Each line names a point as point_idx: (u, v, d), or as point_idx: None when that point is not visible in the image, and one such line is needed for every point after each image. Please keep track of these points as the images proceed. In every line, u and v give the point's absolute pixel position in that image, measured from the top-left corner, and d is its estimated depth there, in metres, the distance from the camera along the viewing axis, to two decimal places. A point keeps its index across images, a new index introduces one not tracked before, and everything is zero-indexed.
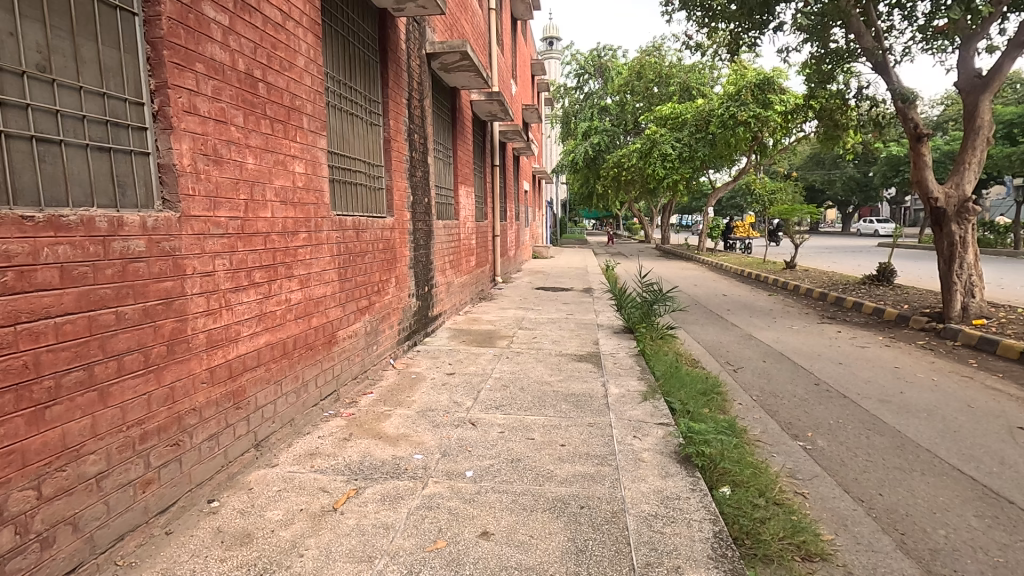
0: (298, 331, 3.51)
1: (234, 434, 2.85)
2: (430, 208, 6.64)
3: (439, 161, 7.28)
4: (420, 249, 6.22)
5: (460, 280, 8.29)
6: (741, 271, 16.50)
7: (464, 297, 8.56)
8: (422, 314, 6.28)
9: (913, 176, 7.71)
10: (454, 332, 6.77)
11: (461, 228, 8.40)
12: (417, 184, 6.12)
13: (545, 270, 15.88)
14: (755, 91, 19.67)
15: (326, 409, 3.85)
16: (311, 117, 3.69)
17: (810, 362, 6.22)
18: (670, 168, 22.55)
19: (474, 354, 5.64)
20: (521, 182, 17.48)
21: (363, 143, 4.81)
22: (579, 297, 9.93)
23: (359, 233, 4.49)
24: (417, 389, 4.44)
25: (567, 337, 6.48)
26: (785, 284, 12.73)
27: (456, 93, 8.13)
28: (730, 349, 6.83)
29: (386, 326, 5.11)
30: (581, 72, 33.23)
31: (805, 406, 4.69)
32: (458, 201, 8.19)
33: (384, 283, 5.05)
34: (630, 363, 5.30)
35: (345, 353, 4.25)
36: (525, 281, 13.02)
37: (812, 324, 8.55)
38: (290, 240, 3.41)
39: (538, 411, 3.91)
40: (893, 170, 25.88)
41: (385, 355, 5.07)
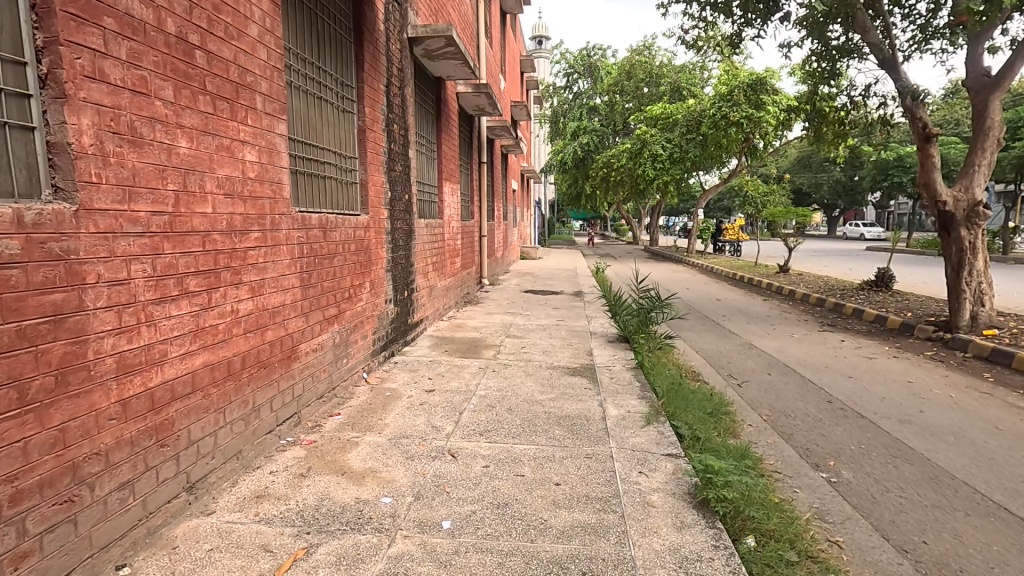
0: (247, 348, 2.98)
1: (156, 478, 2.33)
2: (411, 206, 6.12)
3: (422, 155, 6.76)
4: (399, 251, 5.70)
5: (443, 283, 7.78)
6: (733, 274, 16.17)
7: (448, 302, 8.05)
8: (401, 321, 5.77)
9: (920, 178, 7.34)
10: (436, 340, 6.27)
11: (446, 228, 7.89)
12: (396, 180, 5.60)
13: (534, 272, 15.39)
14: (747, 92, 19.39)
15: (282, 436, 3.33)
16: (266, 96, 3.17)
17: (818, 375, 5.81)
18: (660, 169, 22.21)
19: (457, 366, 5.14)
20: (510, 182, 16.99)
21: (334, 131, 4.28)
22: (569, 301, 9.46)
23: (327, 233, 3.96)
24: (391, 410, 3.93)
25: (558, 346, 6.01)
26: (780, 289, 12.40)
27: (441, 83, 7.61)
28: (731, 359, 6.40)
29: (359, 336, 4.59)
30: (570, 71, 32.83)
31: (822, 428, 4.25)
32: (442, 199, 7.68)
33: (356, 288, 4.53)
34: (628, 378, 4.84)
35: (309, 370, 3.72)
36: (513, 283, 12.53)
37: (813, 332, 8.17)
38: (237, 241, 2.88)
39: (527, 438, 3.43)
40: (882, 174, 25.82)
41: (357, 369, 4.55)
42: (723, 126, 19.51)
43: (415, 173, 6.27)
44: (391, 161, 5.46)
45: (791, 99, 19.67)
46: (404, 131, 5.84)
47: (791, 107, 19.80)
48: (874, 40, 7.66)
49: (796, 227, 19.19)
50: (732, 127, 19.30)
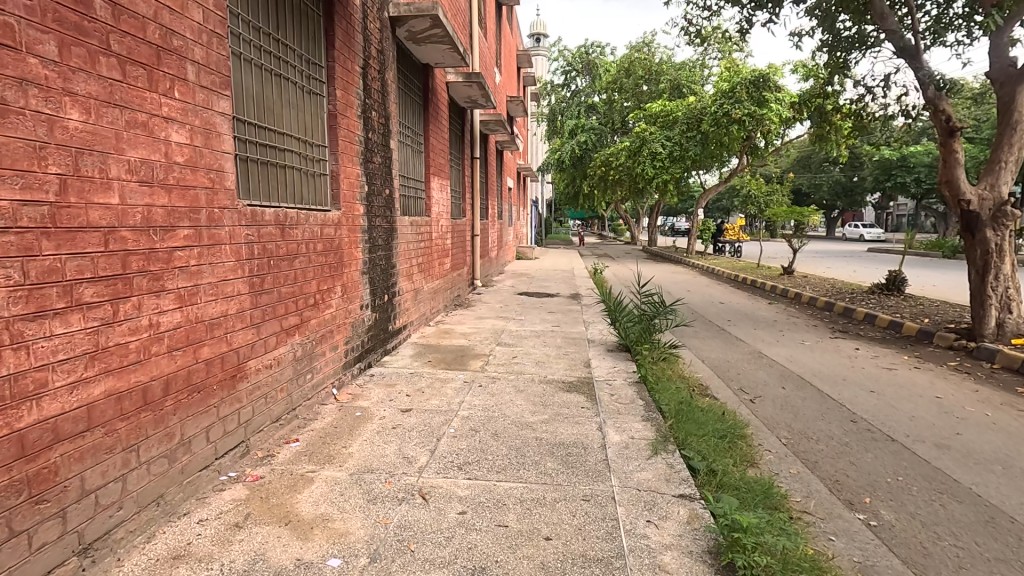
0: (172, 369, 2.45)
1: (29, 544, 1.81)
2: (393, 202, 5.60)
3: (406, 147, 6.24)
4: (378, 251, 5.18)
5: (431, 286, 7.26)
6: (735, 275, 15.68)
7: (436, 305, 7.54)
8: (380, 328, 5.25)
9: (941, 175, 6.86)
10: (420, 349, 5.75)
11: (433, 226, 7.36)
12: (375, 172, 5.09)
13: (530, 272, 14.86)
14: (750, 88, 18.91)
15: (222, 472, 2.80)
16: (201, 66, 2.64)
17: (836, 388, 5.31)
18: (660, 167, 21.70)
19: (439, 380, 4.62)
20: (505, 179, 16.44)
21: (297, 114, 3.75)
22: (565, 305, 8.94)
23: (286, 231, 3.44)
24: (358, 436, 3.41)
25: (552, 356, 5.50)
26: (785, 292, 11.89)
27: (428, 71, 7.09)
28: (741, 371, 5.89)
29: (327, 348, 4.07)
30: (568, 68, 32.33)
31: (850, 455, 3.75)
32: (430, 196, 7.16)
33: (324, 293, 4.00)
34: (630, 395, 4.33)
35: (261, 390, 3.19)
36: (507, 284, 11.99)
37: (825, 340, 7.67)
38: (157, 239, 2.35)
39: (513, 474, 2.92)
40: (885, 175, 25.32)
41: (325, 385, 4.03)
42: (725, 123, 19.02)
43: (397, 166, 5.75)
44: (369, 151, 4.94)
45: (794, 96, 19.20)
46: (384, 119, 5.32)
47: (795, 105, 19.33)
48: (892, 28, 7.17)
49: (798, 227, 18.72)
50: (734, 124, 18.82)
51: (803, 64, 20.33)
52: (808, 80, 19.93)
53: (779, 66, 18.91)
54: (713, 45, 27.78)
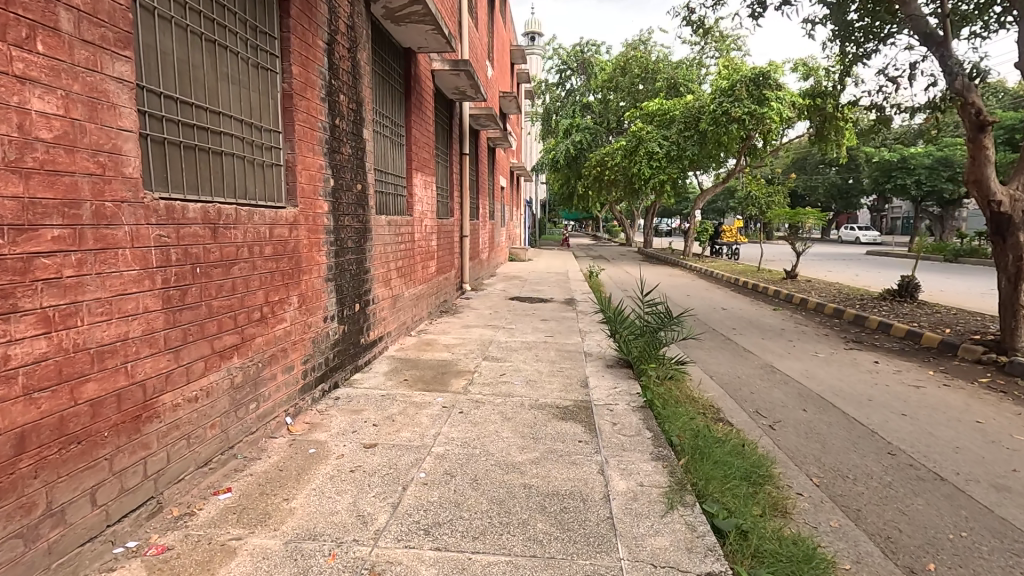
0: (35, 418, 1.83)
1: None
2: (367, 199, 4.98)
3: (382, 138, 5.60)
4: (347, 255, 4.55)
5: (412, 291, 6.63)
6: (735, 278, 15.13)
7: (419, 313, 6.92)
8: (349, 342, 4.62)
9: (970, 173, 6.30)
10: (397, 364, 5.12)
11: (416, 226, 6.74)
12: (343, 165, 4.46)
13: (522, 275, 14.23)
14: (750, 86, 18.38)
15: (118, 541, 2.18)
16: (84, 14, 2.01)
17: (864, 411, 4.73)
18: (656, 167, 21.14)
19: (413, 405, 4.00)
20: (498, 178, 15.85)
21: (236, 90, 3.12)
22: (559, 312, 8.33)
23: (218, 230, 2.81)
24: (307, 483, 2.78)
25: (544, 373, 4.89)
26: (790, 297, 11.35)
27: (411, 56, 6.46)
28: (755, 388, 5.31)
29: (277, 369, 3.43)
30: (563, 67, 31.77)
31: (896, 501, 3.15)
32: (411, 192, 6.53)
33: (273, 304, 3.37)
34: (635, 425, 3.73)
35: (181, 430, 2.56)
36: (498, 288, 11.38)
37: (840, 351, 7.10)
38: (3, 241, 1.73)
39: (495, 542, 2.30)
40: (884, 176, 24.80)
41: (275, 412, 3.40)
42: (724, 122, 18.49)
43: (372, 159, 5.12)
44: (336, 140, 4.31)
45: (795, 95, 18.72)
46: (356, 105, 4.69)
47: (795, 104, 18.85)
48: (914, 14, 6.61)
49: (798, 230, 18.22)
50: (733, 123, 18.29)
51: (804, 63, 19.86)
52: (808, 79, 19.46)
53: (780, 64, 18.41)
54: (710, 44, 27.33)
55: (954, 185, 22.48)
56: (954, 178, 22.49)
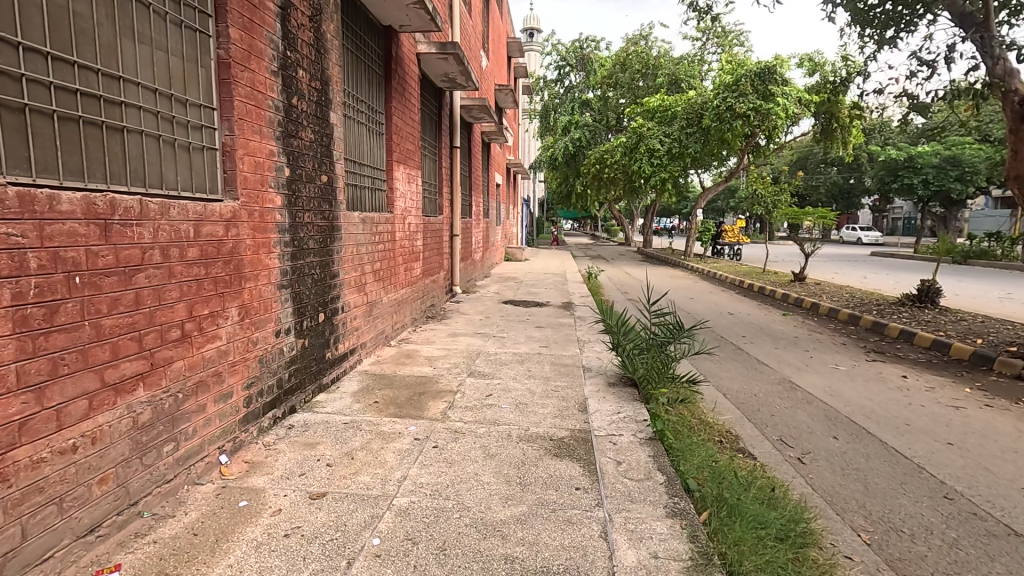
0: None
1: None
2: (335, 193, 4.36)
3: (356, 125, 4.97)
4: (308, 257, 3.91)
5: (393, 297, 6.00)
6: (740, 280, 14.52)
7: (401, 320, 6.29)
8: (310, 358, 3.99)
9: (1010, 168, 5.70)
10: (369, 382, 4.50)
11: (398, 225, 6.13)
12: (304, 153, 3.83)
13: (518, 276, 13.58)
14: (755, 81, 17.74)
15: None
16: None
17: (904, 439, 4.12)
18: (657, 165, 20.50)
19: (380, 436, 3.37)
20: (493, 175, 15.22)
21: (150, 54, 2.50)
22: (556, 318, 7.70)
23: (111, 227, 2.17)
24: (224, 554, 2.16)
25: (537, 394, 4.27)
26: (800, 302, 10.74)
27: (392, 36, 5.84)
28: (775, 409, 4.70)
29: (207, 398, 2.80)
30: (562, 63, 31.16)
31: (969, 568, 2.54)
32: (392, 187, 5.91)
33: (200, 320, 2.73)
34: (643, 463, 3.12)
35: (47, 493, 1.94)
36: (492, 290, 10.76)
37: (862, 363, 6.48)
38: None
39: None
40: (891, 175, 24.02)
41: (202, 451, 2.77)
42: (728, 118, 17.87)
43: (341, 147, 4.49)
44: (294, 123, 3.68)
45: (801, 92, 18.10)
46: (321, 85, 4.07)
47: (801, 100, 18.23)
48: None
49: (803, 230, 17.61)
50: (738, 120, 17.65)
51: (810, 58, 19.24)
52: (815, 75, 18.86)
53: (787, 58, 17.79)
54: (712, 40, 26.71)
55: (961, 185, 21.91)
56: (962, 177, 21.94)
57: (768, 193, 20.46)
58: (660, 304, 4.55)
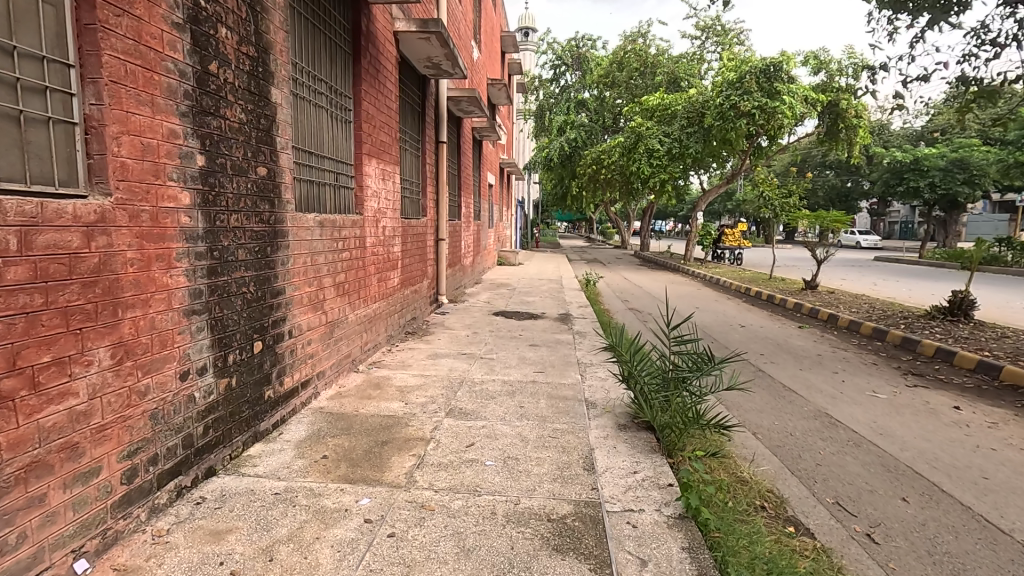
0: None
1: None
2: (279, 190, 3.48)
3: (313, 109, 4.10)
4: (236, 272, 3.03)
5: (362, 313, 5.13)
6: (746, 287, 13.73)
7: (372, 339, 5.42)
8: (240, 401, 3.11)
9: None
10: (321, 426, 3.61)
11: (370, 229, 5.26)
12: (230, 136, 2.95)
13: (511, 282, 12.69)
14: (760, 78, 16.98)
15: None
16: None
17: (994, 502, 3.27)
18: (656, 165, 19.69)
19: (317, 519, 2.49)
20: (485, 175, 14.36)
21: None
22: (552, 334, 6.85)
23: None
24: None
25: (530, 442, 3.41)
26: (816, 313, 9.95)
27: (363, 7, 4.97)
28: (821, 457, 3.85)
29: (49, 485, 1.92)
30: (557, 62, 30.40)
31: None
32: (361, 184, 5.04)
33: (34, 372, 1.85)
34: (677, 562, 2.26)
35: None
36: (482, 299, 9.88)
37: (903, 389, 5.67)
38: None
39: None
40: (895, 178, 23.35)
41: (37, 564, 1.89)
42: (731, 117, 17.08)
43: (290, 133, 3.62)
44: (212, 96, 2.80)
45: (807, 90, 17.37)
46: (256, 51, 3.19)
47: (807, 99, 17.51)
48: None
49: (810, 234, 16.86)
50: (742, 118, 16.87)
51: (816, 56, 18.52)
52: (820, 73, 18.16)
53: (793, 55, 17.04)
54: (712, 39, 26.03)
55: (969, 188, 21.34)
56: (970, 180, 21.37)
57: (776, 196, 18.70)
58: (681, 325, 3.66)
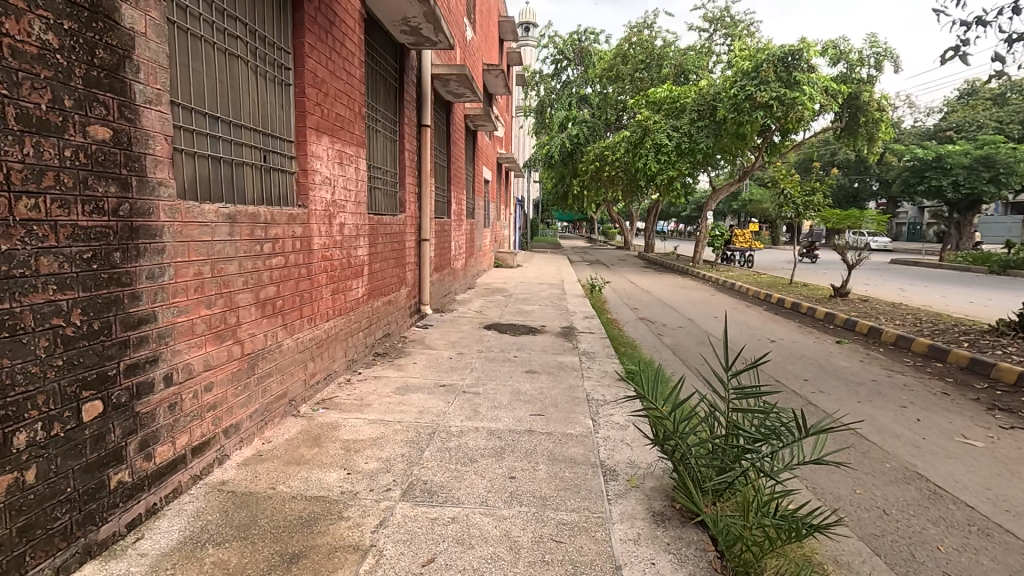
0: None
1: None
2: (138, 165, 2.27)
3: (218, 56, 2.90)
4: (34, 295, 1.83)
5: (307, 336, 3.92)
6: (765, 294, 12.54)
7: (323, 368, 4.22)
8: (49, 504, 1.91)
9: None
10: (211, 520, 2.42)
11: (319, 228, 4.05)
12: (17, 67, 1.75)
13: (507, 286, 11.52)
14: (777, 67, 15.75)
15: None
16: None
17: None
18: (664, 161, 18.49)
19: None
20: (480, 170, 13.19)
21: None
22: (554, 356, 5.67)
23: None
24: None
25: (522, 556, 2.22)
26: (853, 325, 8.75)
27: None
28: (946, 560, 2.65)
29: None
30: (559, 57, 29.26)
31: None
32: (304, 167, 3.84)
33: None
34: None
35: None
36: (473, 307, 8.68)
37: (999, 432, 4.47)
38: None
39: None
40: (915, 177, 22.16)
41: None
42: (746, 109, 15.85)
43: (166, 82, 2.43)
44: None
45: (828, 81, 16.12)
46: None
47: (828, 90, 16.29)
48: None
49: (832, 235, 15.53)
50: (758, 111, 15.66)
51: (835, 45, 17.30)
52: (839, 64, 16.97)
53: (813, 42, 15.82)
54: (721, 31, 24.86)
55: (994, 187, 20.15)
56: (996, 179, 20.16)
57: (798, 193, 16.49)
58: (747, 372, 2.46)
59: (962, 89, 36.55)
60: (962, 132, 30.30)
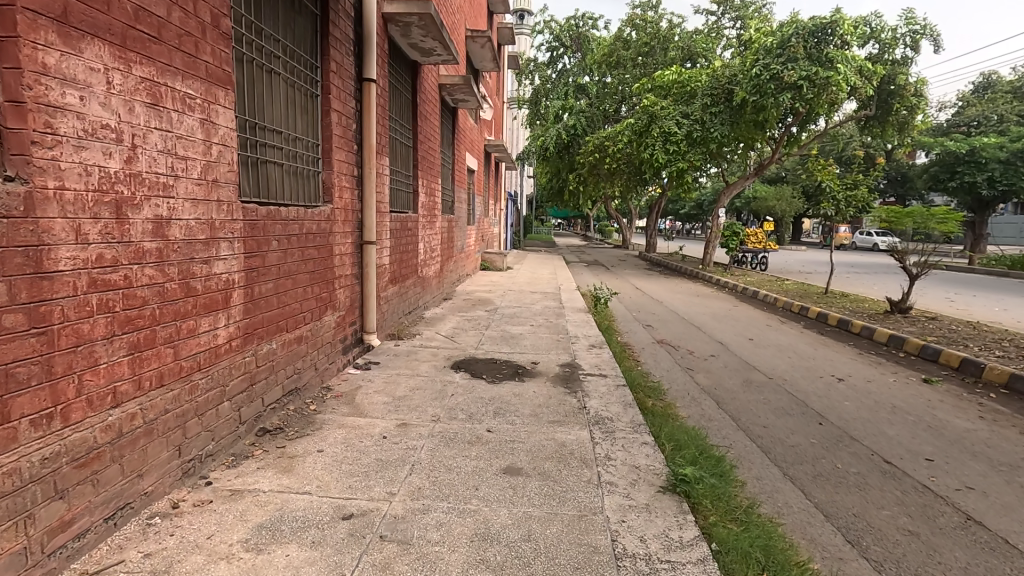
0: None
1: None
2: None
3: None
4: None
5: (35, 453, 1.86)
6: (800, 305, 10.52)
7: (99, 501, 2.15)
8: None
9: None
10: None
11: (73, 223, 1.97)
12: None
13: (493, 297, 9.47)
14: (807, 44, 13.71)
15: None
16: None
17: None
18: (673, 151, 16.50)
19: None
20: (463, 156, 11.10)
21: None
22: (551, 428, 3.63)
23: None
24: None
25: None
26: (938, 355, 6.72)
27: None
28: None
29: None
30: (555, 44, 27.12)
31: None
32: (17, 97, 1.78)
33: None
34: None
35: None
36: (445, 330, 6.62)
37: None
38: None
39: None
40: (947, 172, 20.35)
41: None
42: (771, 90, 13.87)
43: None
44: None
45: (862, 61, 14.10)
46: None
47: (863, 71, 14.31)
48: None
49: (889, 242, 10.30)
50: (785, 93, 13.67)
51: (866, 22, 15.21)
52: (873, 43, 14.99)
53: (846, 16, 13.79)
54: (731, 13, 22.84)
55: None
56: None
57: (839, 186, 12.53)
58: None
59: (975, 82, 34.86)
60: (981, 126, 28.56)
